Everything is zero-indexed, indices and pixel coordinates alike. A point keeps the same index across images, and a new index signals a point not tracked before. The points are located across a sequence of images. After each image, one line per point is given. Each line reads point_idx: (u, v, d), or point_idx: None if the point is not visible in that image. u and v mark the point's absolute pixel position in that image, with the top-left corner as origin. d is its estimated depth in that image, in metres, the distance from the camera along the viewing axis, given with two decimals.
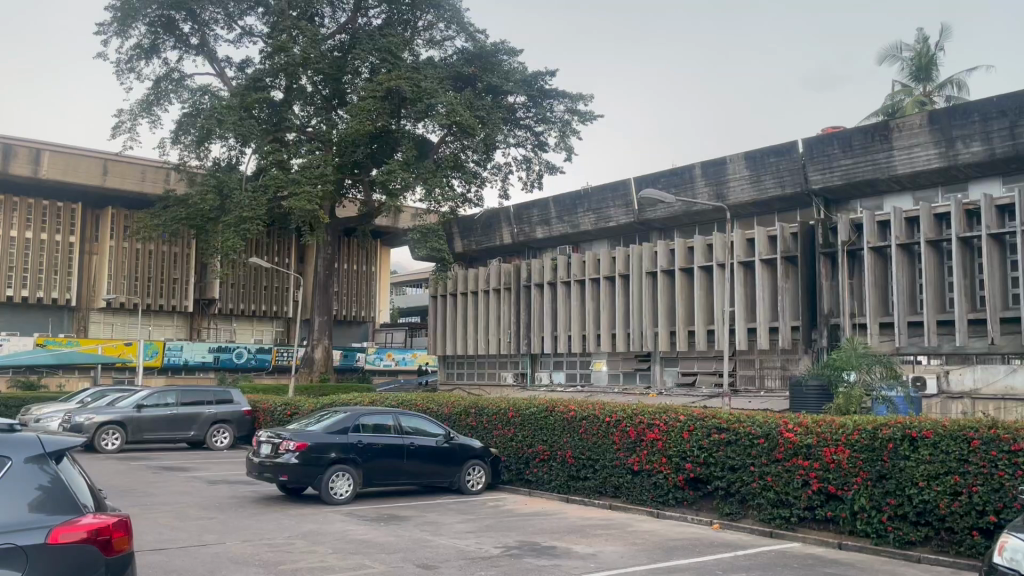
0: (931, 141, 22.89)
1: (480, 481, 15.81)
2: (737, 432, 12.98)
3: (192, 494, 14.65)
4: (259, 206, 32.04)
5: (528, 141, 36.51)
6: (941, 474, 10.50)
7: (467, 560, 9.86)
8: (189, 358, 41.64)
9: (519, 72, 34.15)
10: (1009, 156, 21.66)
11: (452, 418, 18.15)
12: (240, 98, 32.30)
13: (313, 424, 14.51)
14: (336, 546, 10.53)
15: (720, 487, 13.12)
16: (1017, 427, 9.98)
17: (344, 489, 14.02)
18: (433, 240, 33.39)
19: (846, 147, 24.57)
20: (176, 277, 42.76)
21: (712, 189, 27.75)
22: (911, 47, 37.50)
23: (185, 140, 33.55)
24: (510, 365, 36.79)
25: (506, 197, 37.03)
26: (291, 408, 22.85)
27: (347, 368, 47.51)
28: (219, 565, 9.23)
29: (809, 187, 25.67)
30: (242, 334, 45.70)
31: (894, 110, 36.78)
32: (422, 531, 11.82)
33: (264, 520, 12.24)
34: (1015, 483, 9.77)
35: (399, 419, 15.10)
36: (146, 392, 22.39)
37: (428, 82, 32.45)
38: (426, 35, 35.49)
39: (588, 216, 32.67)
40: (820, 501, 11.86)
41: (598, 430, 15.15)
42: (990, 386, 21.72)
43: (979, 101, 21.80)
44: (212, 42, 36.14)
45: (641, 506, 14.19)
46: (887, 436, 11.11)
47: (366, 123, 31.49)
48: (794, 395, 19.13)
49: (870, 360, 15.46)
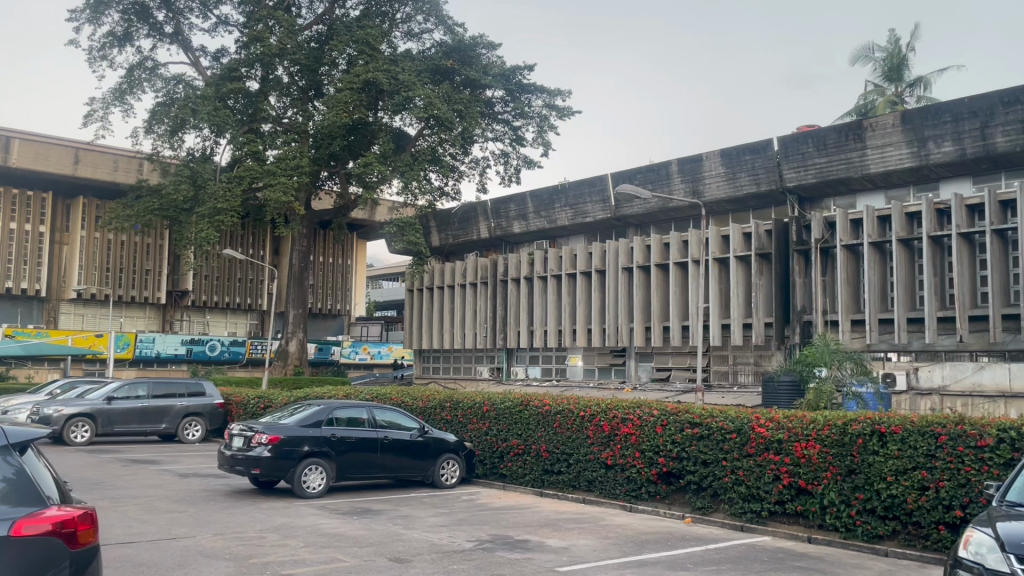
0: (904, 141, 23.16)
1: (455, 475, 15.79)
2: (710, 427, 13.07)
3: (162, 487, 14.51)
4: (233, 197, 31.78)
5: (505, 136, 36.51)
6: (908, 470, 10.67)
7: (440, 554, 9.86)
8: (161, 350, 41.23)
9: (497, 66, 34.10)
10: (979, 156, 21.90)
11: (427, 411, 18.13)
12: (215, 88, 31.98)
13: (286, 417, 14.43)
14: (308, 539, 10.47)
15: (693, 481, 13.21)
16: (984, 422, 10.15)
17: (317, 483, 13.93)
18: (411, 233, 33.20)
19: (821, 146, 24.82)
20: (149, 267, 42.23)
21: (689, 186, 27.93)
22: (883, 47, 37.84)
23: (158, 129, 32.75)
24: (485, 360, 36.79)
25: (483, 190, 36.94)
26: (264, 401, 22.68)
27: (322, 362, 47.24)
28: (188, 558, 9.15)
29: (782, 185, 25.84)
30: (215, 326, 45.35)
31: (867, 110, 37.26)
32: (395, 524, 11.79)
33: (235, 513, 12.17)
34: (980, 479, 9.95)
35: (374, 412, 15.05)
36: (117, 384, 22.08)
37: (406, 74, 32.25)
38: (404, 27, 35.25)
39: (565, 211, 32.74)
40: (790, 495, 11.94)
41: (573, 424, 15.20)
42: (958, 382, 22.08)
43: (951, 101, 22.11)
44: (187, 31, 35.70)
45: (615, 501, 14.31)
46: (857, 432, 11.24)
47: (344, 115, 31.26)
48: (767, 390, 19.19)
49: (842, 357, 15.64)
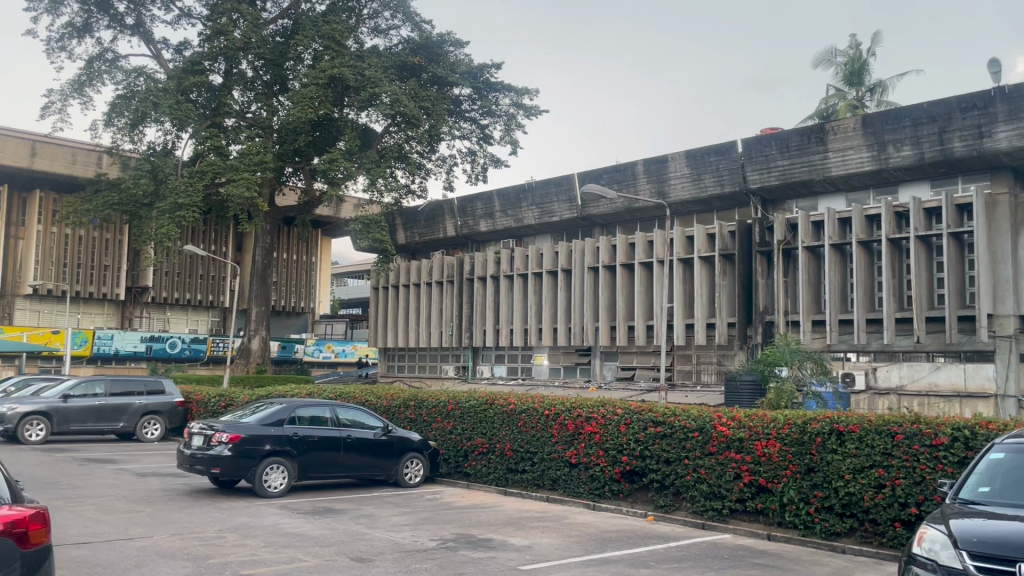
0: (864, 144, 23.54)
1: (419, 474, 15.72)
2: (673, 425, 13.18)
3: (119, 486, 14.25)
4: (194, 192, 31.27)
5: (473, 134, 36.43)
6: (866, 468, 10.85)
7: (402, 553, 9.82)
8: (120, 347, 40.45)
9: (464, 64, 34.06)
10: (936, 160, 22.34)
11: (391, 410, 18.05)
12: (177, 81, 31.58)
13: (247, 416, 14.26)
14: (268, 539, 10.35)
15: (656, 479, 13.29)
16: (939, 422, 10.35)
17: (279, 482, 13.81)
18: (376, 231, 32.93)
19: (783, 148, 25.10)
20: (108, 263, 41.43)
21: (654, 186, 28.17)
22: (844, 52, 38.44)
23: (118, 122, 32.02)
24: (451, 359, 36.64)
25: (450, 188, 36.84)
26: (226, 399, 22.35)
27: (285, 360, 46.71)
28: (145, 559, 8.98)
29: (746, 187, 26.11)
30: (175, 323, 44.66)
31: (828, 114, 37.86)
32: (358, 524, 11.71)
33: (194, 513, 11.99)
34: (935, 476, 10.16)
35: (337, 410, 14.91)
36: (73, 382, 21.62)
37: (372, 70, 32.03)
38: (371, 23, 34.97)
39: (532, 210, 32.76)
40: (750, 493, 12.08)
41: (538, 423, 15.22)
42: (915, 382, 22.58)
43: (910, 107, 22.50)
44: (149, 23, 35.09)
45: (579, 498, 14.37)
46: (816, 430, 11.38)
47: (309, 110, 30.99)
48: (729, 390, 19.35)
49: (802, 356, 15.96)
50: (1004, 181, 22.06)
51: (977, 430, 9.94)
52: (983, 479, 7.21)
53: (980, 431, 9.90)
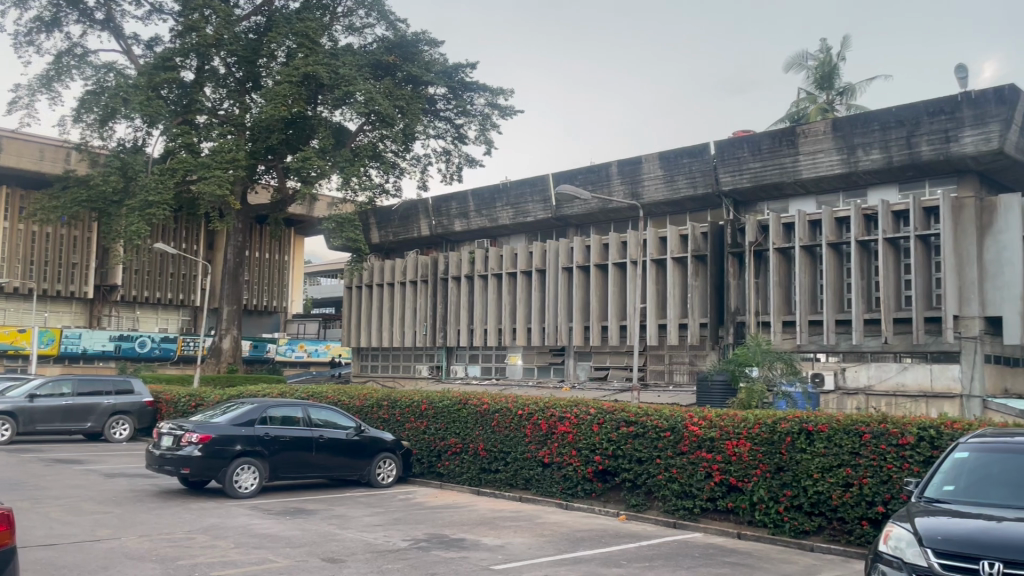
0: (835, 148, 23.82)
1: (391, 474, 15.67)
2: (645, 425, 13.27)
3: (86, 487, 14.03)
4: (165, 189, 30.93)
5: (447, 133, 36.37)
6: (834, 467, 11.00)
7: (374, 553, 9.78)
8: (88, 347, 39.84)
9: (439, 64, 34.00)
10: (904, 164, 22.67)
11: (364, 410, 17.98)
12: (148, 77, 31.23)
13: (218, 416, 14.14)
14: (238, 540, 10.26)
15: (628, 478, 13.36)
16: (905, 422, 10.53)
17: (250, 482, 13.69)
18: (350, 230, 32.75)
19: (755, 151, 25.33)
20: (75, 261, 40.81)
21: (627, 187, 28.33)
22: (815, 56, 38.88)
23: (87, 118, 31.50)
24: (425, 359, 36.51)
25: (424, 188, 36.73)
26: (196, 399, 22.12)
27: (256, 359, 46.28)
28: (113, 561, 8.87)
29: (718, 189, 26.33)
30: (145, 323, 44.11)
31: (799, 117, 38.28)
32: (329, 524, 11.65)
33: (163, 515, 11.84)
34: (901, 475, 10.34)
35: (309, 410, 14.83)
36: (39, 381, 21.28)
37: (346, 69, 31.85)
38: (345, 21, 34.78)
39: (506, 210, 32.78)
40: (721, 492, 12.20)
41: (511, 423, 15.25)
42: (883, 382, 22.86)
43: (879, 111, 22.78)
44: (120, 18, 34.65)
45: (551, 498, 14.41)
46: (786, 430, 11.52)
47: (282, 108, 30.78)
48: (701, 390, 19.49)
49: (772, 357, 16.13)
50: (970, 184, 22.48)
51: (942, 430, 10.13)
52: (948, 478, 7.35)
53: (945, 431, 10.10)
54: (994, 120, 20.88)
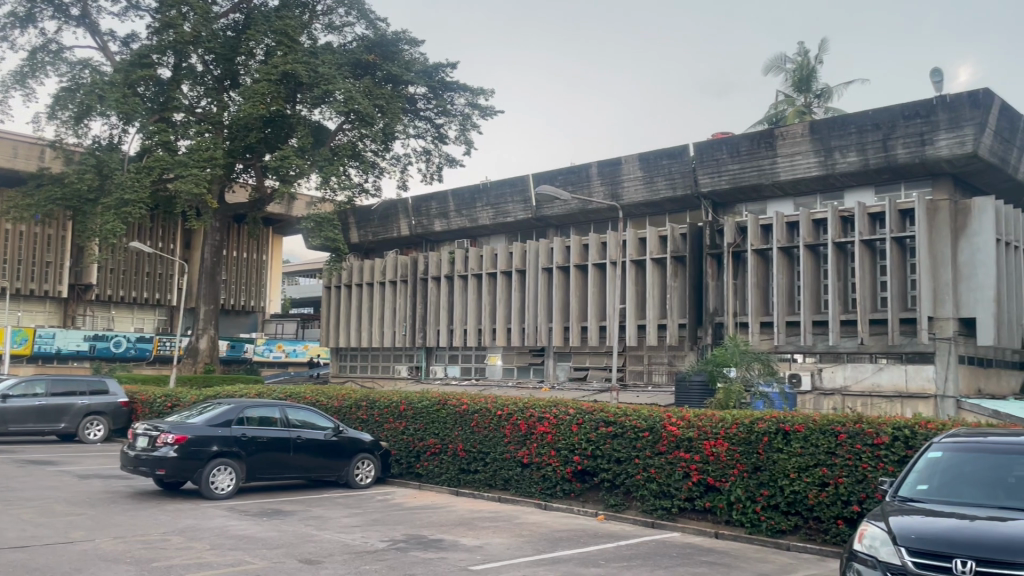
0: (812, 150, 23.99)
1: (369, 475, 15.61)
2: (624, 425, 13.30)
3: (59, 489, 13.85)
4: (141, 187, 30.62)
5: (428, 133, 36.30)
6: (810, 466, 11.08)
7: (352, 555, 9.73)
8: (62, 347, 39.37)
9: (419, 63, 33.90)
10: (880, 166, 22.91)
11: (342, 411, 17.89)
12: (124, 74, 30.89)
13: (194, 416, 14.03)
14: (214, 542, 10.18)
15: (607, 478, 13.40)
16: (880, 421, 10.64)
17: (226, 483, 13.56)
18: (328, 230, 32.58)
19: (734, 152, 25.47)
20: (49, 260, 40.27)
21: (607, 188, 28.41)
22: (793, 59, 39.19)
23: (61, 115, 31.12)
24: (404, 359, 36.40)
25: (404, 188, 36.62)
26: (172, 399, 21.92)
27: (233, 359, 45.93)
28: (86, 563, 8.77)
29: (698, 190, 26.47)
30: (120, 322, 43.64)
31: (778, 119, 38.59)
32: (307, 525, 11.58)
33: (138, 516, 11.71)
34: (876, 475, 10.44)
35: (287, 411, 14.74)
36: (12, 381, 20.98)
37: (326, 67, 31.66)
38: (325, 19, 34.59)
39: (486, 211, 32.76)
40: (699, 492, 12.25)
41: (490, 423, 15.24)
42: (859, 383, 23.07)
43: (856, 114, 22.97)
44: (95, 14, 34.25)
45: (530, 498, 14.42)
46: (762, 430, 11.60)
47: (260, 106, 30.57)
48: (679, 390, 19.59)
49: (750, 358, 16.24)
50: (944, 187, 22.76)
51: (917, 430, 10.25)
52: (922, 477, 7.42)
53: (919, 431, 10.22)
54: (969, 123, 21.14)
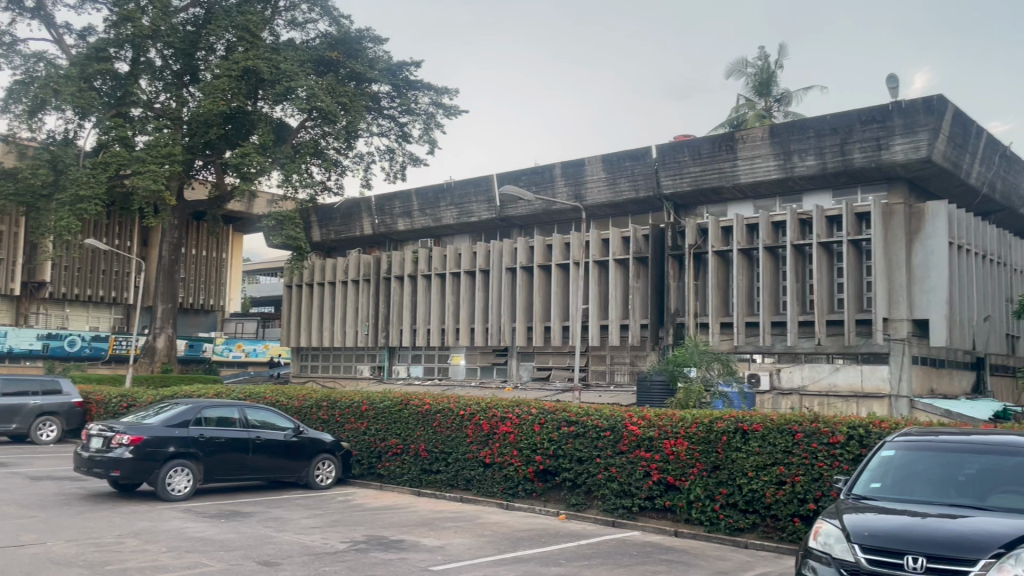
0: (771, 153, 24.31)
1: (330, 476, 15.49)
2: (585, 425, 13.38)
3: (11, 491, 13.54)
4: (97, 184, 30.01)
5: (391, 132, 36.11)
6: (768, 465, 11.24)
7: (311, 556, 9.64)
8: (14, 345, 38.41)
9: (383, 61, 33.71)
10: (838, 170, 23.32)
11: (303, 411, 17.73)
12: (79, 68, 30.27)
13: (151, 416, 13.79)
14: (170, 544, 10.02)
15: (568, 478, 13.44)
16: (836, 421, 10.82)
17: (183, 485, 13.35)
18: (290, 228, 32.25)
19: (696, 155, 25.71)
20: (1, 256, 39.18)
21: (571, 189, 28.56)
22: (754, 64, 39.68)
23: (15, 109, 30.40)
24: (366, 359, 36.13)
25: (367, 186, 36.39)
26: (128, 400, 21.49)
27: (192, 359, 45.26)
28: (37, 566, 8.58)
29: (660, 192, 26.70)
30: (75, 320, 42.76)
31: (739, 122, 39.04)
32: (265, 527, 11.45)
33: (91, 518, 11.47)
34: (831, 473, 10.61)
35: (246, 411, 14.56)
36: None
37: (288, 64, 31.34)
38: (287, 15, 34.23)
39: (450, 210, 32.69)
40: (659, 490, 12.35)
41: (453, 423, 15.21)
42: (815, 383, 23.45)
43: (814, 119, 23.34)
44: (50, 6, 33.49)
45: (491, 498, 14.42)
46: (721, 429, 11.75)
47: (220, 102, 30.17)
48: (641, 391, 19.75)
49: (710, 358, 16.41)
50: (900, 191, 23.24)
51: (871, 429, 10.45)
52: (875, 475, 7.58)
53: (873, 429, 10.41)
54: (923, 129, 21.62)
